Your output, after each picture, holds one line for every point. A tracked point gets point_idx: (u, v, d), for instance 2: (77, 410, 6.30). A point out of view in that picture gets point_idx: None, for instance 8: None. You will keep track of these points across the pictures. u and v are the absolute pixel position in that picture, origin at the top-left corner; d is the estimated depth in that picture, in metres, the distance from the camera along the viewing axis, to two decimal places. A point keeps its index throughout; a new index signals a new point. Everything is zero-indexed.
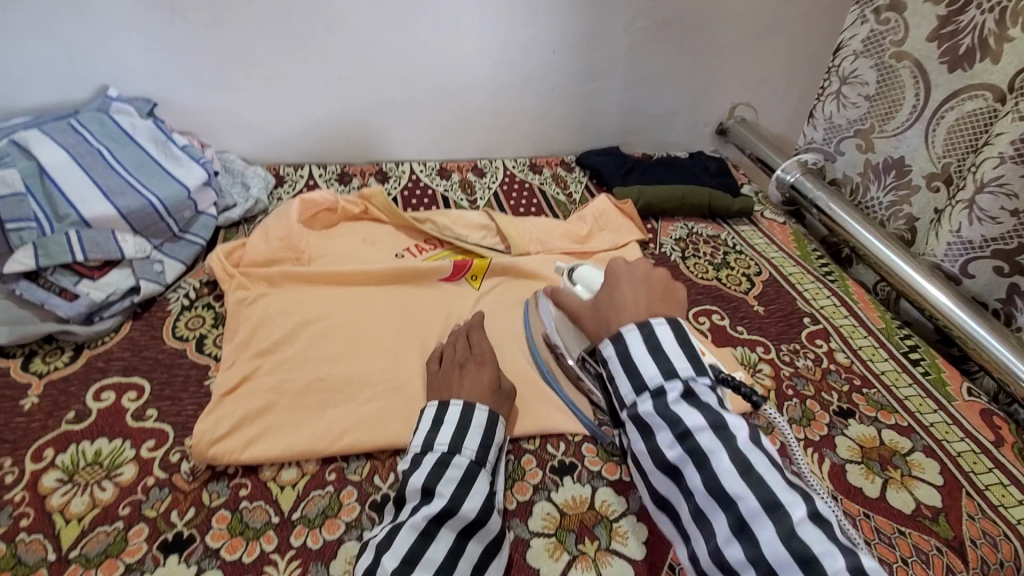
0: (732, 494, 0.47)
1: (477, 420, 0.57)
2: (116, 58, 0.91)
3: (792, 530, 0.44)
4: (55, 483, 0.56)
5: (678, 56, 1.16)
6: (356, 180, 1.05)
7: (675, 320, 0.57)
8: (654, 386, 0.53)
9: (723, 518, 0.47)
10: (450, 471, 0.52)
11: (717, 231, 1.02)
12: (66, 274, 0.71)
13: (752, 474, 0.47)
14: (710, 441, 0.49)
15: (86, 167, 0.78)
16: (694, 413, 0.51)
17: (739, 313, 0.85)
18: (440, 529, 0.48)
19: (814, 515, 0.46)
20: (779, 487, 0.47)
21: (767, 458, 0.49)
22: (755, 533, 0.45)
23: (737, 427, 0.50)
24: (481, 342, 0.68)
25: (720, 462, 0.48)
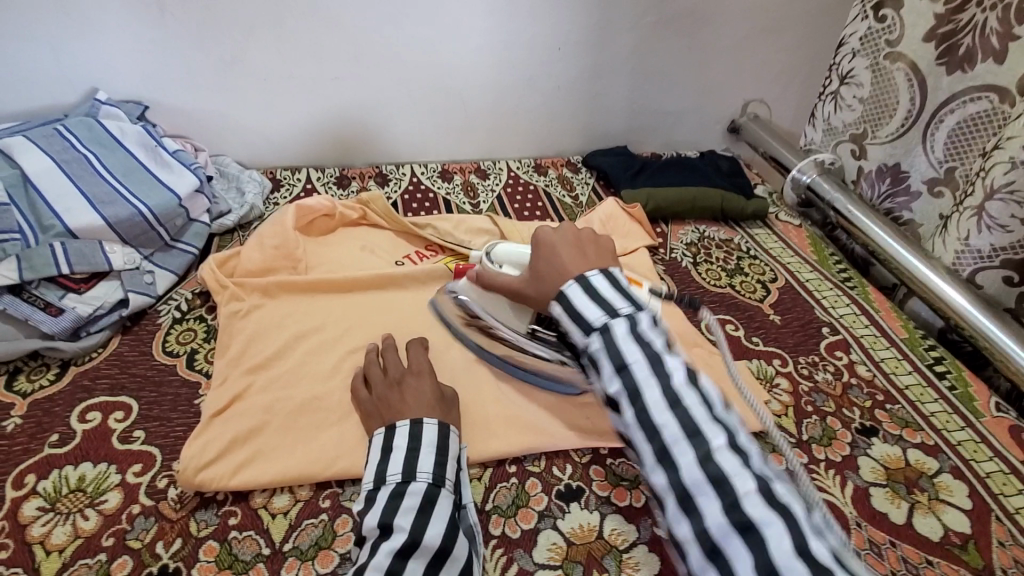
0: (655, 425, 0.42)
1: (427, 437, 0.54)
2: (103, 60, 0.88)
3: (708, 455, 0.40)
4: (36, 512, 0.53)
5: (686, 52, 1.12)
6: (355, 183, 1.02)
7: (608, 269, 0.52)
8: (599, 324, 0.47)
9: (649, 448, 0.42)
10: (413, 499, 0.48)
11: (730, 235, 0.98)
12: (51, 288, 0.69)
13: (683, 406, 0.42)
14: (644, 374, 0.43)
15: (71, 175, 0.75)
16: (631, 345, 0.45)
17: (754, 323, 0.81)
18: (408, 564, 0.44)
19: (736, 445, 0.40)
20: (705, 417, 0.42)
21: (705, 395, 0.43)
22: (675, 459, 0.41)
23: (677, 362, 0.44)
24: (415, 355, 0.65)
25: (650, 395, 0.43)
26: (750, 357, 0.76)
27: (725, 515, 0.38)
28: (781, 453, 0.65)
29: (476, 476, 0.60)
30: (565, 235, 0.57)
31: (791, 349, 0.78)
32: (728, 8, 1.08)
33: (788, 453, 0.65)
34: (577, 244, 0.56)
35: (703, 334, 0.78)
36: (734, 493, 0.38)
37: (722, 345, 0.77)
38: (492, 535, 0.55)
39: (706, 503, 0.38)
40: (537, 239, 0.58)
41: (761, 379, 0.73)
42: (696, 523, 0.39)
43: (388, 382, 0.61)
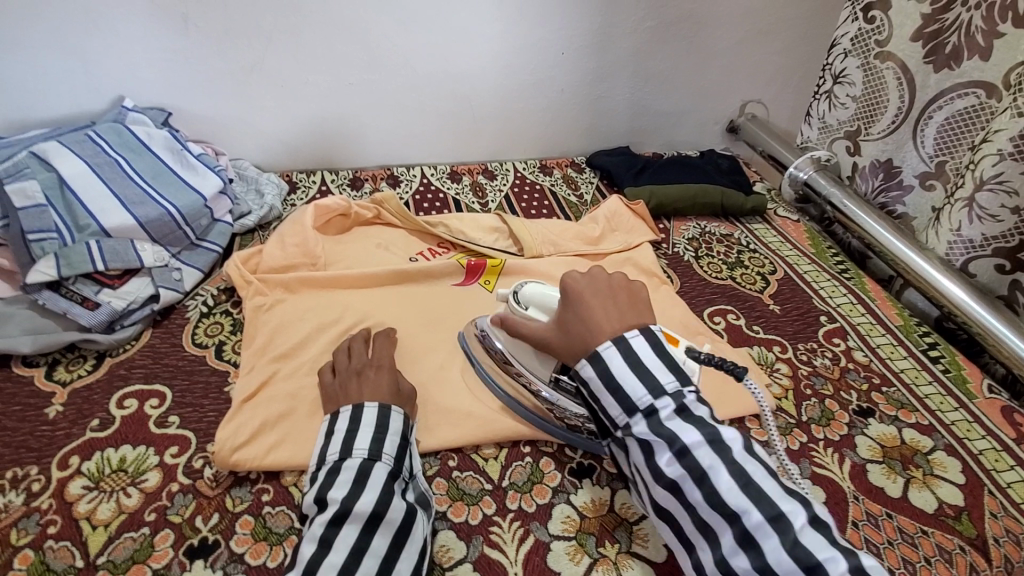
0: (735, 509, 0.45)
1: (367, 418, 0.57)
2: (129, 69, 0.92)
3: (795, 539, 0.43)
4: (81, 490, 0.57)
5: (686, 55, 1.16)
6: (368, 184, 1.06)
7: (649, 327, 0.53)
8: (645, 405, 0.50)
9: (729, 531, 0.45)
10: (346, 473, 0.52)
11: (730, 230, 1.01)
12: (87, 283, 0.72)
13: (752, 486, 0.46)
14: (708, 457, 0.47)
15: (104, 177, 0.79)
16: (690, 429, 0.48)
17: (754, 312, 0.85)
18: (339, 531, 0.48)
19: (813, 519, 0.45)
20: (779, 496, 0.45)
21: (763, 467, 0.47)
22: (760, 544, 0.43)
23: (733, 438, 0.48)
24: (381, 348, 0.68)
25: (719, 477, 0.46)
26: (751, 344, 0.79)
27: None
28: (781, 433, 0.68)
29: (493, 456, 0.63)
30: (595, 285, 0.57)
31: (790, 336, 0.81)
32: (725, 11, 1.12)
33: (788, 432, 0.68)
34: (610, 295, 0.56)
35: (706, 323, 0.82)
36: None
37: (724, 333, 0.80)
38: (510, 510, 0.58)
39: None
40: (564, 284, 0.58)
41: (762, 364, 0.77)
42: None
43: (349, 371, 0.64)
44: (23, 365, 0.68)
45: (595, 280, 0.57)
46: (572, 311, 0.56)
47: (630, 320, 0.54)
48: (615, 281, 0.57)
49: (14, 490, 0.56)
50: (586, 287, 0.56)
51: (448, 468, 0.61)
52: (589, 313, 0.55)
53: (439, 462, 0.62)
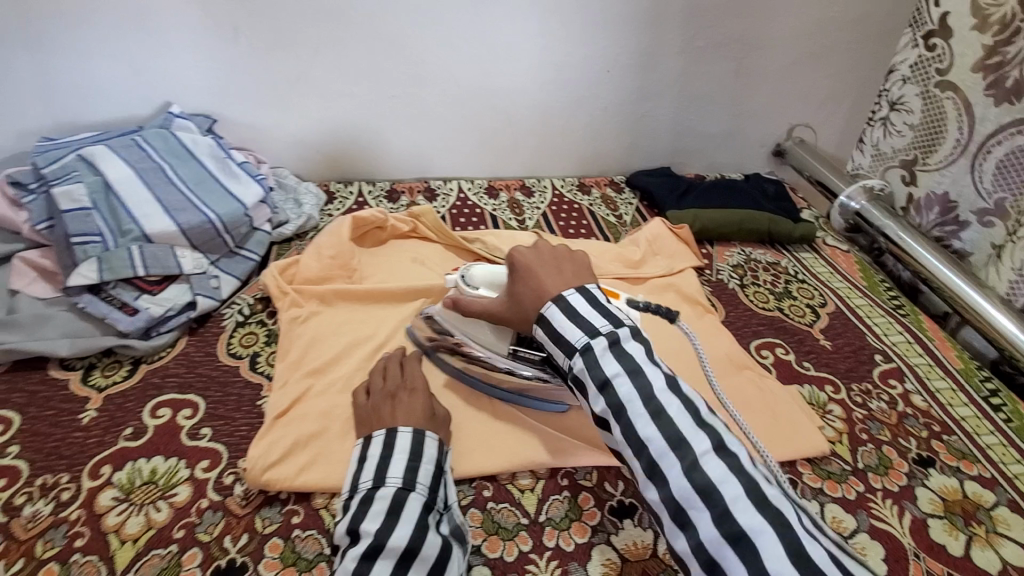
0: (642, 437, 0.43)
1: (402, 444, 0.55)
2: (178, 76, 0.93)
3: (695, 463, 0.40)
4: (111, 502, 0.55)
5: (732, 76, 1.13)
6: (405, 197, 1.05)
7: (584, 286, 0.52)
8: (580, 344, 0.48)
9: (637, 462, 0.43)
10: (379, 503, 0.50)
11: (777, 258, 0.97)
12: (127, 288, 0.73)
13: (664, 417, 0.43)
14: (626, 389, 0.44)
15: (149, 183, 0.79)
16: (612, 361, 0.46)
17: (804, 347, 0.81)
18: (373, 566, 0.45)
19: (722, 449, 0.41)
20: (689, 425, 0.42)
21: (685, 400, 0.44)
22: (664, 473, 0.41)
23: (656, 373, 0.45)
24: (412, 368, 0.66)
25: (634, 409, 0.43)
26: (802, 382, 0.75)
27: (717, 527, 0.38)
28: (835, 480, 0.64)
29: (529, 487, 0.60)
30: (540, 254, 0.57)
31: (842, 375, 0.77)
32: (776, 33, 1.09)
33: (843, 480, 0.64)
34: (553, 262, 0.56)
35: (753, 356, 0.78)
36: (723, 501, 0.38)
37: (773, 368, 0.76)
38: (547, 548, 0.55)
39: (698, 514, 0.39)
40: (511, 259, 0.58)
41: (814, 405, 0.73)
42: (691, 536, 0.39)
43: (383, 392, 0.62)
44: (60, 369, 0.68)
45: (540, 249, 0.58)
46: (516, 273, 0.57)
47: (577, 276, 0.55)
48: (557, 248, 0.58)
49: (44, 499, 0.55)
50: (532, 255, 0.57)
51: (482, 498, 0.59)
52: (536, 276, 0.55)
53: (474, 492, 0.59)
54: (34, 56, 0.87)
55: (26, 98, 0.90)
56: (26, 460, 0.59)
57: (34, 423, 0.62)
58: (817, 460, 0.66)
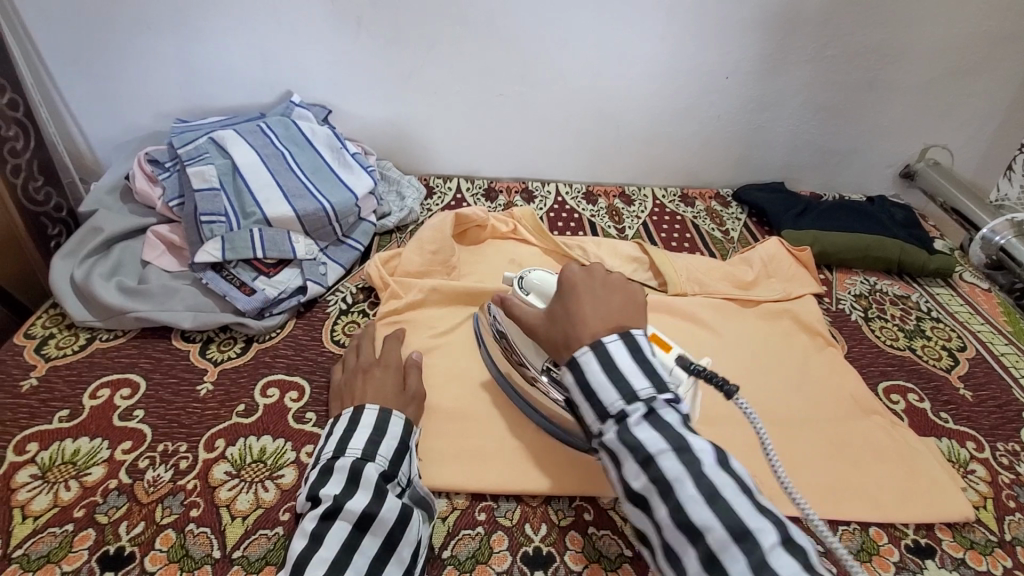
0: (697, 525, 0.39)
1: (365, 419, 0.55)
2: (300, 65, 0.96)
3: (763, 561, 0.36)
4: (224, 476, 0.57)
5: (865, 89, 1.04)
6: (502, 197, 1.04)
7: (629, 331, 0.47)
8: (615, 410, 0.44)
9: (693, 553, 0.39)
10: (340, 470, 0.51)
11: (906, 292, 0.88)
12: (246, 269, 0.76)
13: (720, 502, 0.39)
14: (673, 467, 0.41)
15: (271, 168, 0.82)
16: (653, 435, 0.42)
17: (941, 396, 0.72)
18: (330, 528, 0.47)
19: (787, 541, 0.38)
20: (749, 513, 0.39)
21: (737, 481, 0.41)
22: (725, 566, 0.37)
23: (703, 447, 0.42)
24: (389, 346, 0.66)
25: (685, 490, 0.40)
26: (939, 435, 0.67)
27: None
28: (978, 551, 0.56)
29: (632, 516, 0.57)
30: (591, 280, 0.51)
31: (987, 432, 0.68)
32: (923, 44, 0.99)
33: (988, 552, 0.56)
34: (603, 293, 0.50)
35: (881, 400, 0.71)
36: None
37: (905, 416, 0.69)
38: None
39: None
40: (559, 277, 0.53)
41: (953, 462, 0.65)
42: None
43: (356, 368, 0.63)
44: (181, 340, 0.72)
45: (592, 275, 0.52)
46: (559, 294, 0.52)
47: (622, 317, 0.49)
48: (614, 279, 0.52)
49: (164, 465, 0.58)
50: (579, 281, 0.51)
51: (583, 521, 0.56)
52: (580, 307, 0.50)
53: (574, 513, 0.57)
54: (176, 42, 0.92)
55: (165, 80, 0.96)
56: (149, 425, 0.62)
57: (158, 389, 0.65)
58: (955, 527, 0.58)
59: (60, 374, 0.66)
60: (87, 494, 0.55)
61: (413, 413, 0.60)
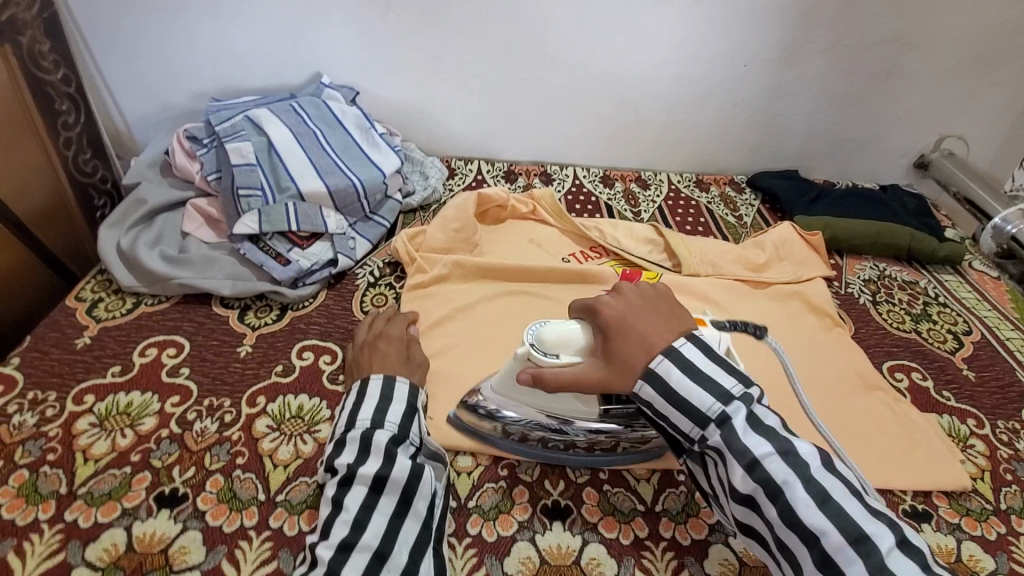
0: (812, 528, 0.41)
1: (374, 389, 0.59)
2: (329, 47, 0.99)
3: (883, 562, 0.39)
4: (266, 428, 0.62)
5: (883, 78, 1.05)
6: (521, 179, 1.07)
7: (696, 336, 0.49)
8: (715, 414, 0.46)
9: (807, 554, 0.42)
10: (352, 441, 0.54)
11: (915, 278, 0.91)
12: (282, 241, 0.80)
13: (831, 503, 0.42)
14: (781, 470, 0.43)
15: (304, 145, 0.86)
16: (759, 439, 0.44)
17: (945, 376, 0.75)
18: (348, 493, 0.50)
19: (902, 541, 0.41)
20: (862, 516, 0.41)
21: (844, 483, 0.44)
22: (843, 567, 0.40)
23: (807, 449, 0.44)
24: (397, 324, 0.70)
25: (795, 493, 0.42)
26: (940, 412, 0.70)
27: None
28: (972, 517, 0.60)
29: (645, 477, 0.60)
30: (633, 295, 0.53)
31: (988, 411, 0.71)
32: (941, 34, 1.00)
33: (983, 519, 0.60)
34: (652, 308, 0.52)
35: (886, 378, 0.74)
36: None
37: (908, 394, 0.72)
38: (663, 537, 0.55)
39: None
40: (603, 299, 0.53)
41: (953, 437, 0.68)
42: None
43: (363, 342, 0.68)
44: (221, 306, 0.76)
45: (632, 292, 0.53)
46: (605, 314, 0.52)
47: (674, 330, 0.50)
48: (655, 290, 0.54)
49: (211, 418, 0.62)
50: (625, 301, 0.52)
51: (599, 479, 0.60)
52: (631, 325, 0.50)
53: (590, 472, 0.61)
54: (212, 23, 0.96)
55: (199, 61, 1.00)
56: (195, 381, 0.66)
57: (201, 350, 0.70)
58: (951, 496, 0.62)
59: (111, 333, 0.71)
60: (142, 441, 0.60)
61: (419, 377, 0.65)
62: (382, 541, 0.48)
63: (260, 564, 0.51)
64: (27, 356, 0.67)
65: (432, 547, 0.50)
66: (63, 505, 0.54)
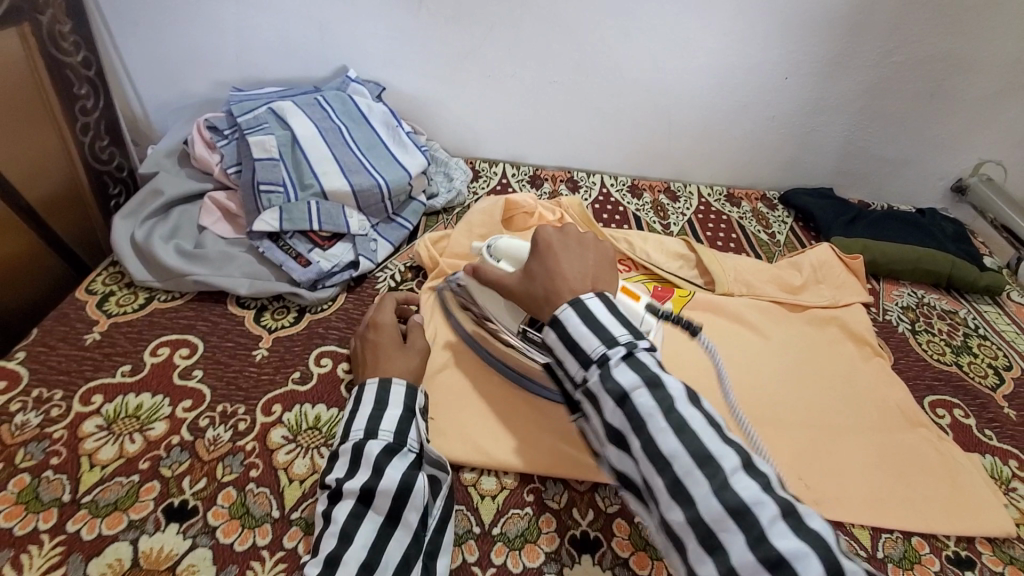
0: (666, 455, 0.41)
1: (369, 396, 0.55)
2: (358, 42, 0.96)
3: (724, 483, 0.39)
4: (282, 440, 0.59)
5: (925, 99, 1.02)
6: (548, 184, 1.04)
7: (603, 290, 0.50)
8: (597, 356, 0.46)
9: (661, 482, 0.41)
10: (343, 454, 0.51)
11: (954, 307, 0.87)
12: (302, 240, 0.77)
13: (687, 432, 0.41)
14: (647, 403, 0.43)
15: (328, 142, 0.83)
16: (628, 374, 0.44)
17: (987, 413, 0.72)
18: (336, 506, 0.49)
19: (749, 467, 0.41)
20: (714, 443, 0.41)
21: (705, 416, 0.43)
22: (690, 492, 0.40)
23: (676, 385, 0.44)
24: (384, 311, 0.67)
25: (654, 423, 0.42)
26: (983, 452, 0.67)
27: (751, 552, 0.37)
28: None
29: None
30: (565, 239, 0.56)
31: None
32: (990, 57, 0.97)
33: None
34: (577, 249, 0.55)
35: (927, 414, 0.70)
36: (758, 525, 0.38)
37: (951, 431, 0.69)
38: None
39: (731, 538, 0.38)
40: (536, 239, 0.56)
41: (997, 480, 0.65)
42: (720, 562, 0.38)
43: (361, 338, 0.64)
44: (237, 306, 0.73)
45: (561, 233, 0.57)
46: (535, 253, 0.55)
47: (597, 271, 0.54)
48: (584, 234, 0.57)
49: (223, 426, 0.59)
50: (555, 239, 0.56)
51: (630, 510, 0.57)
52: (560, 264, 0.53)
53: (620, 501, 0.57)
54: (239, 10, 0.93)
55: (224, 49, 0.97)
56: (208, 385, 0.63)
57: (215, 352, 0.67)
58: (999, 543, 0.59)
59: (122, 330, 0.68)
60: (151, 447, 0.57)
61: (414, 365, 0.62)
62: (369, 553, 0.46)
63: None
64: (33, 351, 0.64)
65: (425, 560, 0.48)
66: (65, 514, 0.51)
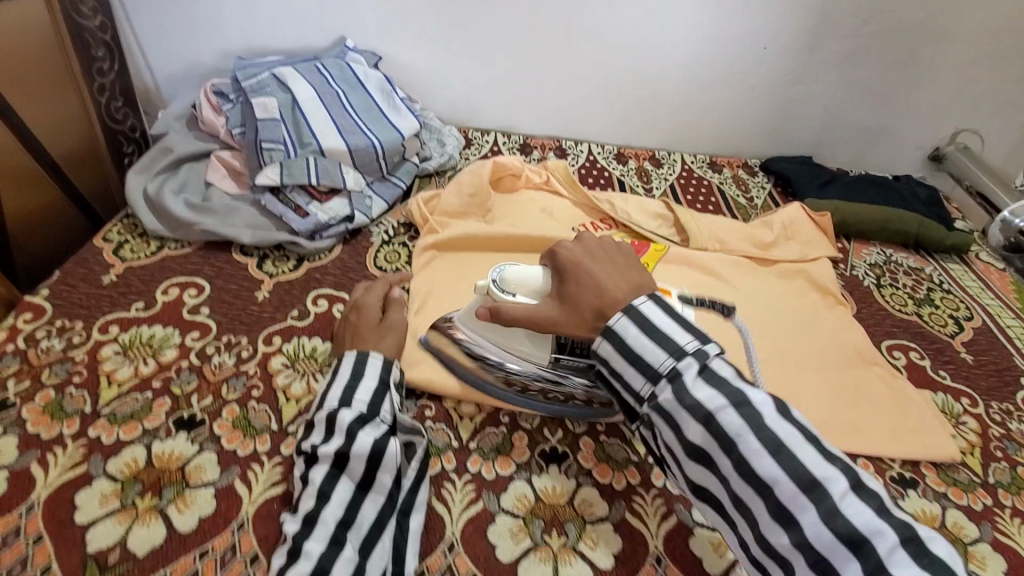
0: (766, 479, 0.41)
1: (345, 368, 0.57)
2: (355, 13, 1.01)
3: (835, 509, 0.39)
4: (281, 366, 0.65)
5: (901, 69, 1.05)
6: (536, 151, 1.09)
7: (655, 292, 0.48)
8: (666, 370, 0.45)
9: (763, 505, 0.41)
10: (318, 423, 0.53)
11: (920, 264, 0.91)
12: (301, 194, 0.83)
13: (784, 451, 0.41)
14: (734, 422, 0.42)
15: (326, 105, 0.88)
16: (706, 390, 0.44)
17: (942, 356, 0.76)
18: (312, 469, 0.50)
19: (854, 484, 0.41)
20: (815, 462, 0.41)
21: (800, 430, 0.42)
22: (798, 518, 0.40)
23: (761, 398, 0.43)
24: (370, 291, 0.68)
25: (748, 444, 0.42)
26: (935, 390, 0.72)
27: None
28: (960, 488, 0.62)
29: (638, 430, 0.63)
30: (589, 248, 0.54)
31: (982, 391, 0.73)
32: (963, 28, 1.01)
33: (969, 490, 0.62)
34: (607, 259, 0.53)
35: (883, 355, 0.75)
36: (876, 555, 0.38)
37: (905, 371, 0.73)
38: (654, 485, 0.57)
39: (847, 565, 0.38)
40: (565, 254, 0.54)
41: (946, 414, 0.69)
42: None
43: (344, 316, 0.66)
44: (240, 253, 0.79)
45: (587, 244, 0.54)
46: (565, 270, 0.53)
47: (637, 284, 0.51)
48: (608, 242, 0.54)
49: (228, 353, 0.65)
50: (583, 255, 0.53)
51: (596, 430, 0.62)
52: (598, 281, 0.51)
53: (587, 422, 0.63)
54: None
55: (227, 20, 1.02)
56: (214, 320, 0.69)
57: (221, 292, 0.73)
58: (940, 466, 0.63)
59: (136, 272, 0.74)
60: (163, 370, 0.63)
61: (391, 343, 0.63)
62: (345, 512, 0.48)
63: (270, 485, 0.54)
64: (56, 288, 0.70)
65: (399, 517, 0.51)
66: (87, 422, 0.57)
